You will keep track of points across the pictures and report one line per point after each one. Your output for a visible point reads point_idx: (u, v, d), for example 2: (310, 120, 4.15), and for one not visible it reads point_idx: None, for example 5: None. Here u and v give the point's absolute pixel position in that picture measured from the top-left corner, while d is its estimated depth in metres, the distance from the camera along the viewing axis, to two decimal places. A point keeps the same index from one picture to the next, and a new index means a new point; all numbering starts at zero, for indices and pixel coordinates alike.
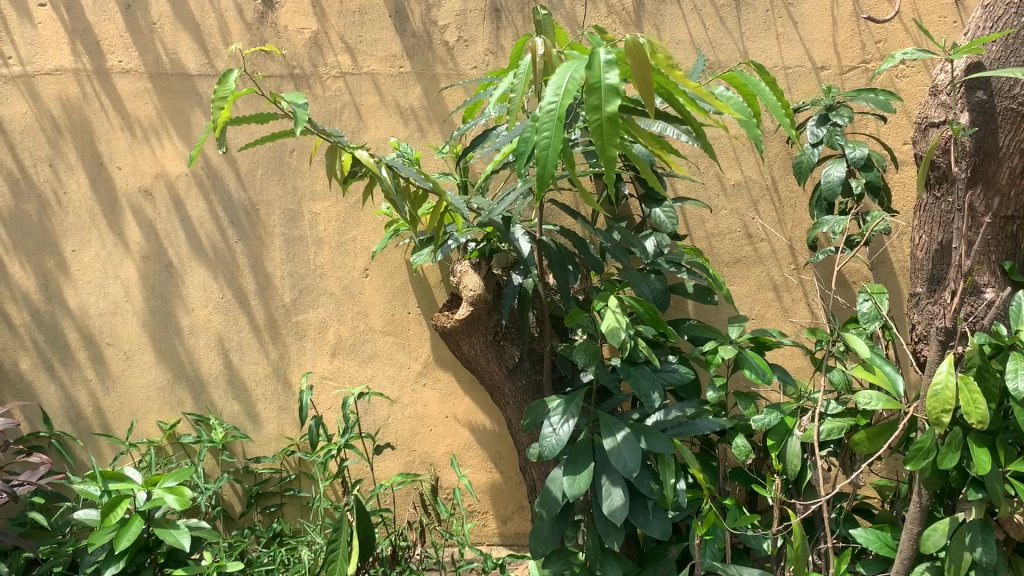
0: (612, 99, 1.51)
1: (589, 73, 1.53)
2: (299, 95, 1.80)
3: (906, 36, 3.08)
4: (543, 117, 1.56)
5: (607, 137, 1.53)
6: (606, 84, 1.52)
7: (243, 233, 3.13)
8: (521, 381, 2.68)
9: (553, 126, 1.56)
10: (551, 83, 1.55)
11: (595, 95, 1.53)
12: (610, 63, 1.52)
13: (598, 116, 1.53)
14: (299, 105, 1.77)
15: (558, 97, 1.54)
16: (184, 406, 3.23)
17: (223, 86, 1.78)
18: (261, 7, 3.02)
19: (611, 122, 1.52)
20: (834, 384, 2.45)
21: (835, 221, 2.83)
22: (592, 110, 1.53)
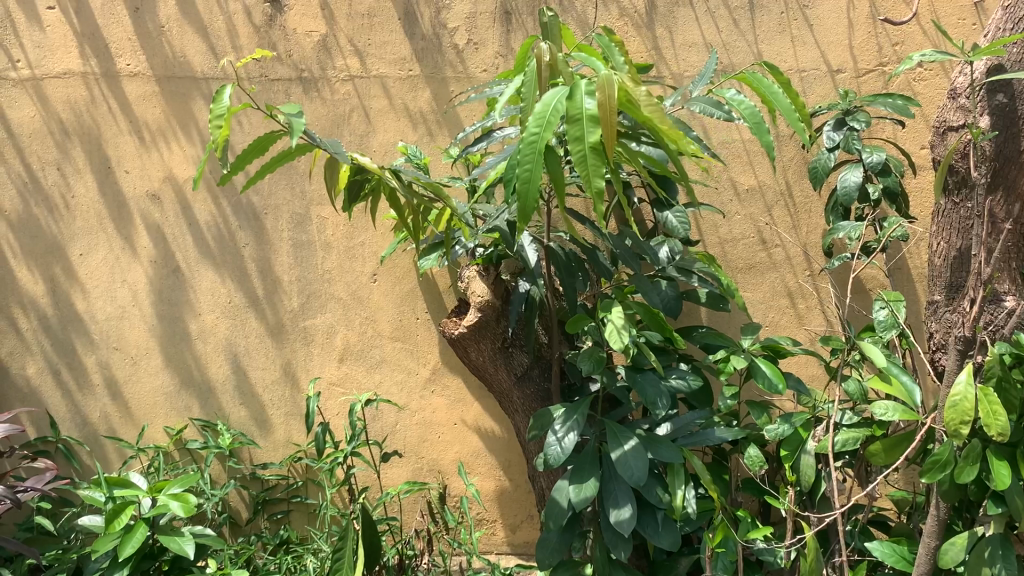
0: (591, 130, 1.53)
1: (569, 103, 1.56)
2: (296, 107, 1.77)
3: (924, 39, 3.02)
4: (523, 146, 1.59)
5: (590, 168, 1.52)
6: (587, 115, 1.54)
7: (251, 238, 3.10)
8: (530, 389, 2.65)
9: (535, 157, 1.59)
10: (533, 115, 1.59)
11: (576, 126, 1.54)
12: (590, 95, 1.55)
13: (579, 148, 1.53)
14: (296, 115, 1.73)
15: (541, 128, 1.58)
16: (191, 411, 3.20)
17: (219, 103, 1.78)
18: (269, 10, 3.00)
19: (592, 154, 1.52)
20: (849, 394, 2.38)
21: (851, 227, 2.77)
22: (573, 141, 1.53)
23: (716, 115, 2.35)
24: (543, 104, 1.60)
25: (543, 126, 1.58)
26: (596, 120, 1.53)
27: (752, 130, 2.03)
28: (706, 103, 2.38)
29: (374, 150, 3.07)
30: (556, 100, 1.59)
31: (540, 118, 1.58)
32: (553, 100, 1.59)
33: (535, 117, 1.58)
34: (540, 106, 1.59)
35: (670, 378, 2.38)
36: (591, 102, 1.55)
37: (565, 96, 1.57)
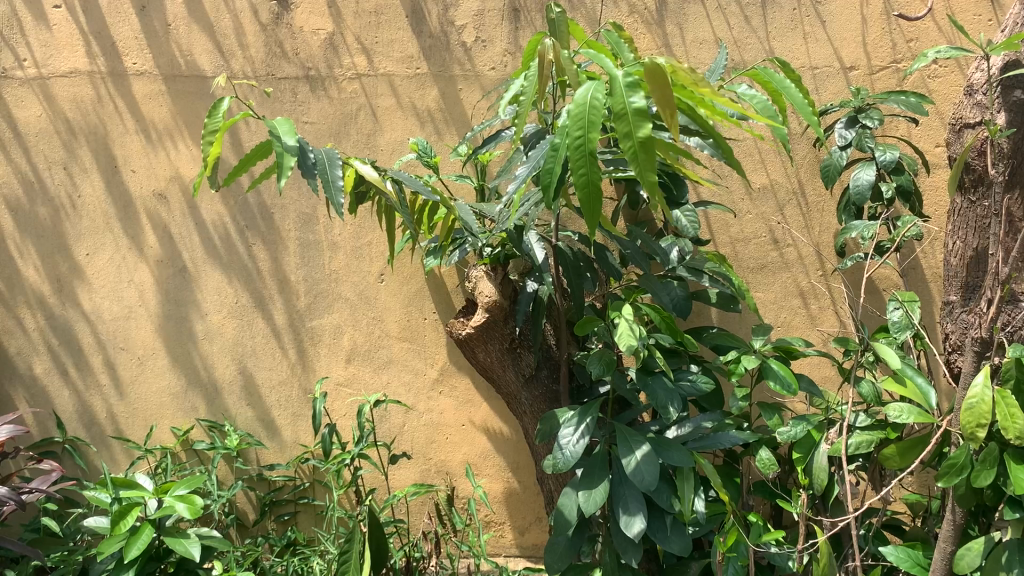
0: (641, 125, 1.50)
1: (612, 100, 1.53)
2: (286, 133, 1.78)
3: (939, 35, 2.98)
4: (569, 151, 1.56)
5: (643, 164, 1.51)
6: (633, 109, 1.52)
7: (257, 238, 3.08)
8: (538, 390, 2.62)
9: (586, 161, 1.56)
10: (572, 118, 1.55)
11: (623, 123, 1.52)
12: (632, 89, 1.53)
13: (631, 143, 1.52)
14: (282, 145, 1.75)
15: (583, 130, 1.55)
16: (197, 412, 3.19)
17: (214, 118, 1.86)
18: (276, 8, 2.98)
19: (647, 151, 1.51)
20: (863, 396, 2.34)
21: (863, 226, 2.72)
22: (624, 139, 1.52)
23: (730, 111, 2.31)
24: (577, 103, 1.56)
25: (584, 128, 1.55)
26: (643, 113, 1.51)
27: (766, 123, 2.00)
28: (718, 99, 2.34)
29: (381, 149, 3.05)
30: (593, 97, 1.55)
31: (580, 121, 1.55)
32: (589, 99, 1.55)
33: (574, 119, 1.55)
34: (577, 107, 1.56)
35: (680, 380, 2.35)
36: (635, 96, 1.52)
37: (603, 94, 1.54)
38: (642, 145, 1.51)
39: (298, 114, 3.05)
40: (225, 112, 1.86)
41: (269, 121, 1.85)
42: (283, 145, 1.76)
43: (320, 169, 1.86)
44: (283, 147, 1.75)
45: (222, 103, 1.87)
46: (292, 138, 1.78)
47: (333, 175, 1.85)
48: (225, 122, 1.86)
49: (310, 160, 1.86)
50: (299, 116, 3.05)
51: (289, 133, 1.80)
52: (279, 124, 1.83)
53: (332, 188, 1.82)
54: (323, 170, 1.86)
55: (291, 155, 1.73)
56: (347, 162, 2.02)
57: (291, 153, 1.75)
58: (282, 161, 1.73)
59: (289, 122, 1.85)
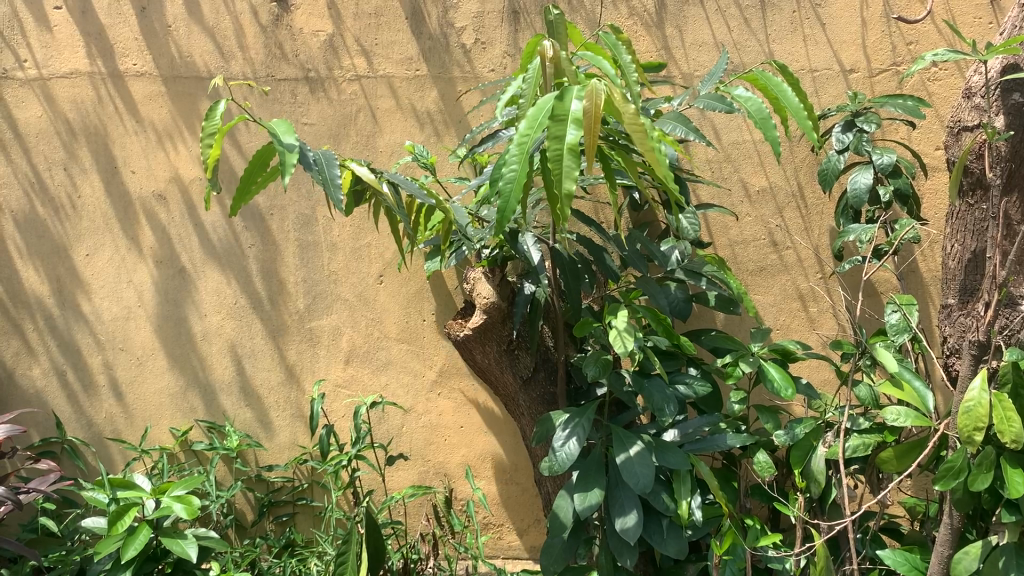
0: (573, 132, 1.50)
1: (557, 106, 1.54)
2: (287, 132, 1.76)
3: (938, 37, 2.99)
4: (511, 144, 1.58)
5: (565, 169, 1.51)
6: (571, 118, 1.53)
7: (257, 239, 3.09)
8: (536, 392, 2.61)
9: (521, 157, 1.58)
10: (526, 114, 1.57)
11: (558, 126, 1.52)
12: (578, 98, 1.53)
13: (558, 148, 1.52)
14: (285, 144, 1.73)
15: (530, 127, 1.57)
16: (196, 413, 3.19)
17: (212, 121, 1.84)
18: (276, 10, 2.99)
19: (570, 157, 1.51)
20: (860, 399, 2.34)
21: (861, 229, 2.72)
22: (553, 141, 1.52)
23: (719, 110, 2.29)
24: (536, 106, 1.58)
25: (532, 125, 1.56)
26: (580, 122, 1.51)
27: (760, 126, 2.03)
28: (710, 98, 2.31)
29: (380, 150, 3.05)
30: (548, 102, 1.58)
31: (531, 118, 1.56)
32: (546, 103, 1.57)
33: (527, 117, 1.57)
34: (534, 108, 1.58)
35: (677, 384, 2.35)
36: (578, 106, 1.53)
37: (554, 99, 1.55)
38: (566, 157, 1.51)
39: (298, 115, 3.05)
40: (223, 114, 1.84)
41: (268, 122, 1.83)
42: (283, 144, 1.74)
43: (319, 169, 1.84)
44: (284, 144, 1.73)
45: (218, 105, 1.84)
46: (293, 138, 1.76)
47: (332, 174, 1.84)
48: (224, 124, 1.84)
49: (309, 160, 1.84)
50: (299, 117, 3.05)
51: (288, 133, 1.78)
52: (278, 124, 1.81)
53: (332, 186, 1.80)
54: (321, 169, 1.85)
55: (295, 152, 1.71)
56: (343, 164, 2.02)
57: (293, 151, 1.73)
58: (285, 158, 1.71)
59: (287, 122, 1.83)
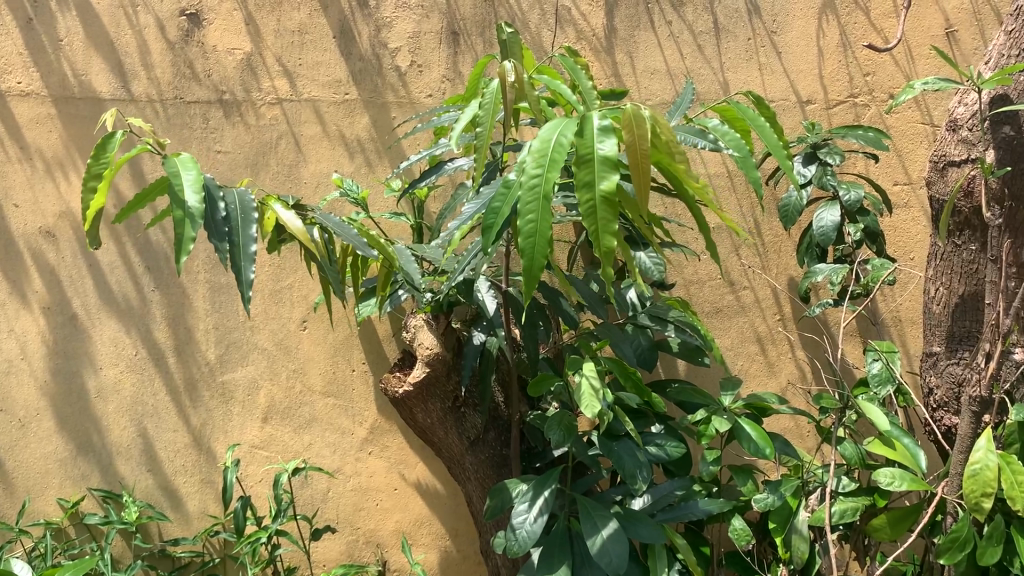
0: (607, 177, 1.21)
1: (580, 141, 1.24)
2: (193, 190, 1.42)
3: (895, 70, 2.92)
4: (521, 191, 1.26)
5: (599, 222, 1.23)
6: (601, 157, 1.23)
7: (161, 282, 2.73)
8: (484, 455, 2.30)
9: (539, 205, 1.25)
10: (533, 153, 1.25)
11: (586, 170, 1.22)
12: (605, 133, 1.23)
13: (590, 195, 1.23)
14: (184, 210, 1.40)
15: (543, 169, 1.25)
16: (89, 481, 2.76)
17: (102, 160, 1.45)
18: (186, 24, 2.66)
19: (605, 207, 1.22)
20: (846, 458, 2.10)
21: (830, 270, 2.52)
22: (583, 189, 1.23)
23: (696, 144, 1.99)
24: (540, 138, 1.27)
25: (544, 167, 1.25)
26: (613, 162, 1.21)
27: (736, 161, 1.79)
28: (686, 132, 2.01)
29: (304, 182, 2.74)
30: (557, 134, 1.26)
31: (540, 157, 1.25)
32: (553, 135, 1.26)
33: (534, 154, 1.25)
34: (539, 141, 1.26)
35: (648, 446, 2.07)
36: (607, 142, 1.23)
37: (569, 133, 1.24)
38: (603, 206, 1.22)
39: (210, 142, 2.70)
40: (116, 154, 1.45)
41: (173, 160, 1.47)
42: (185, 207, 1.41)
43: (231, 228, 1.50)
44: (185, 211, 1.40)
45: (111, 138, 1.45)
46: (198, 198, 1.42)
47: (247, 237, 1.50)
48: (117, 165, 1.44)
49: (220, 215, 1.50)
50: (211, 143, 2.70)
51: (194, 187, 1.43)
52: (183, 166, 1.46)
53: (243, 256, 1.48)
54: (235, 226, 1.50)
55: (196, 225, 1.40)
56: (268, 204, 1.64)
57: (194, 223, 1.40)
58: (183, 232, 1.40)
59: (196, 165, 1.47)
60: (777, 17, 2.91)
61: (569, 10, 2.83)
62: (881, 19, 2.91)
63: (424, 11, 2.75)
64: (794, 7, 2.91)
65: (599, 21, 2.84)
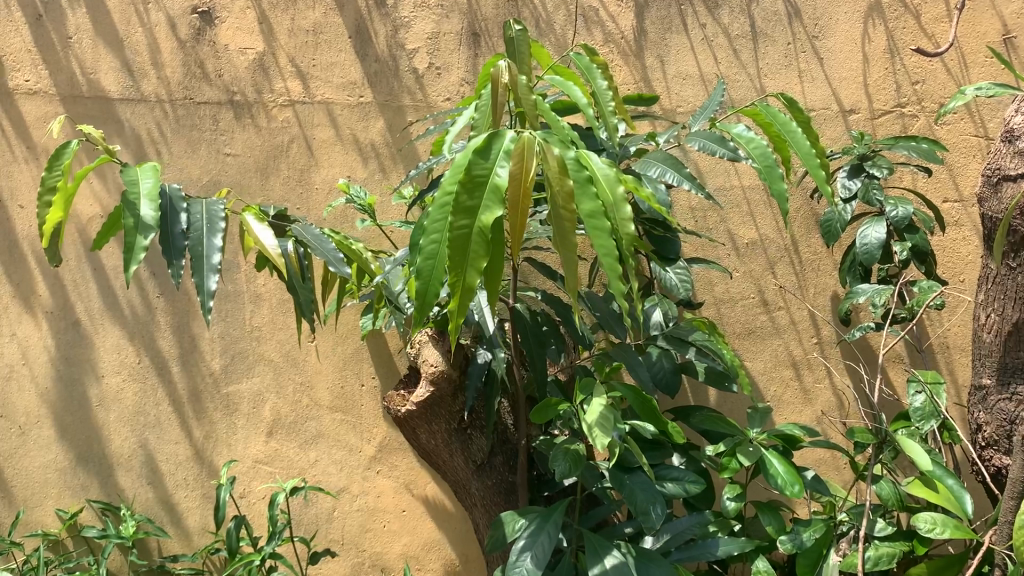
0: (490, 208, 1.11)
1: (477, 162, 1.13)
2: (146, 199, 1.37)
3: (946, 78, 2.73)
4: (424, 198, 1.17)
5: (469, 255, 1.13)
6: (491, 183, 1.12)
7: (167, 288, 2.64)
8: (491, 481, 2.16)
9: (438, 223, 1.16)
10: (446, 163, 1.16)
11: (471, 193, 1.11)
12: (505, 157, 1.12)
13: (465, 223, 1.12)
14: (134, 220, 1.35)
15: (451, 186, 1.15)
16: (88, 492, 2.67)
17: (54, 172, 1.48)
18: (197, 23, 2.58)
19: (478, 240, 1.12)
20: (883, 499, 1.92)
21: (874, 291, 2.33)
22: (459, 214, 1.12)
23: (718, 153, 1.84)
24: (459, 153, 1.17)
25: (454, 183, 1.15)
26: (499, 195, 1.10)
27: (761, 173, 1.68)
28: (708, 138, 1.87)
29: (316, 187, 2.63)
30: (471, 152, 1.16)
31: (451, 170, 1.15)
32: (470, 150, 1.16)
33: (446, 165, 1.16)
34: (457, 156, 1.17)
35: (664, 480, 1.90)
36: (504, 169, 1.12)
37: (474, 150, 1.13)
38: (474, 237, 1.12)
39: (219, 144, 2.61)
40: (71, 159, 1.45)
41: (132, 168, 1.43)
42: (137, 216, 1.36)
43: (192, 239, 1.44)
44: (135, 220, 1.35)
45: (70, 145, 1.46)
46: (150, 207, 1.37)
47: (208, 247, 1.44)
48: (73, 173, 1.45)
49: (181, 225, 1.44)
50: (220, 146, 2.61)
51: (149, 194, 1.38)
52: (143, 175, 1.41)
53: (201, 266, 1.42)
54: (197, 237, 1.45)
55: (146, 234, 1.35)
56: (241, 215, 1.57)
57: (145, 231, 1.35)
58: (132, 244, 1.36)
59: (155, 173, 1.42)
60: (819, 20, 2.73)
61: (597, 11, 2.69)
62: (932, 24, 2.72)
63: (444, 11, 2.64)
64: (838, 10, 2.73)
65: (628, 23, 2.70)
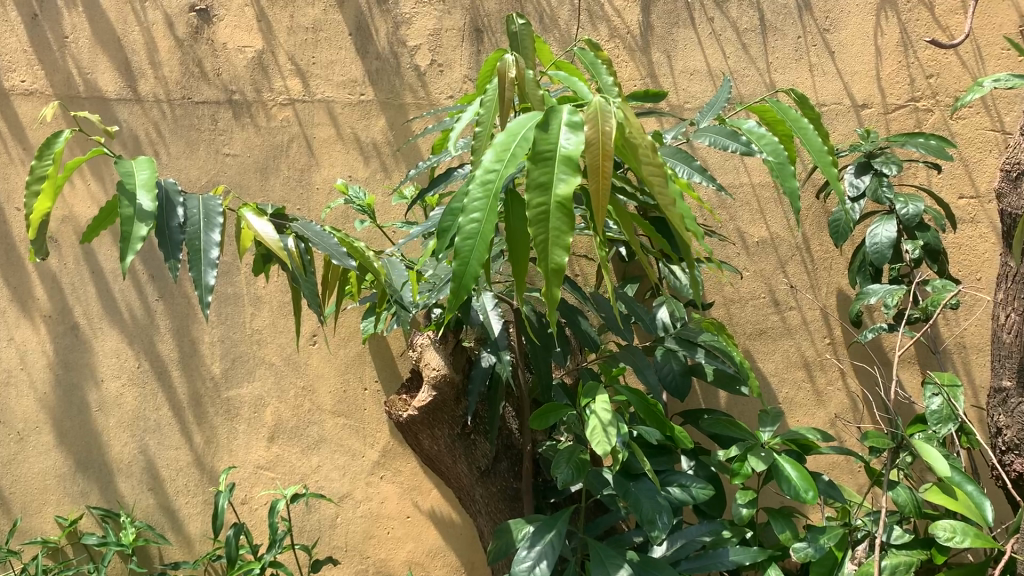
0: (567, 178, 1.05)
1: (540, 137, 1.09)
2: (147, 189, 1.31)
3: (961, 71, 2.66)
4: (472, 184, 1.12)
5: (551, 232, 1.07)
6: (562, 155, 1.07)
7: (167, 291, 2.61)
8: (495, 487, 2.10)
9: (488, 204, 1.11)
10: (494, 146, 1.11)
11: (542, 168, 1.07)
12: (572, 127, 1.08)
13: (541, 200, 1.07)
14: (134, 210, 1.28)
15: (503, 164, 1.10)
16: (88, 499, 2.62)
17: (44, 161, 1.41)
18: (195, 21, 2.54)
19: (559, 215, 1.06)
20: (899, 506, 1.86)
21: (885, 291, 2.26)
22: (533, 190, 1.07)
23: (730, 147, 1.77)
24: (508, 133, 1.13)
25: (505, 162, 1.10)
26: (574, 164, 1.06)
27: (774, 170, 1.61)
28: (719, 133, 1.82)
29: (317, 188, 2.58)
30: (525, 128, 1.12)
31: (502, 151, 1.10)
32: (521, 128, 1.12)
33: (495, 147, 1.11)
34: (504, 135, 1.12)
35: (670, 487, 1.84)
36: (571, 139, 1.08)
37: (534, 125, 1.10)
38: (556, 213, 1.06)
39: (219, 144, 2.56)
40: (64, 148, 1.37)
41: (125, 160, 1.37)
42: (135, 205, 1.29)
43: (189, 233, 1.39)
44: (133, 210, 1.28)
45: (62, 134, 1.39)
46: (149, 197, 1.30)
47: (207, 242, 1.38)
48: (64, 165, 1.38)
49: (178, 217, 1.39)
50: (219, 146, 2.56)
51: (147, 185, 1.32)
52: (139, 167, 1.35)
53: (200, 261, 1.36)
54: (194, 232, 1.39)
55: (146, 223, 1.28)
56: (239, 213, 1.52)
57: (143, 221, 1.28)
58: (129, 235, 1.28)
59: (152, 165, 1.36)
60: (830, 13, 2.67)
61: (602, 5, 2.63)
62: (946, 16, 2.65)
63: (446, 7, 2.59)
64: (849, 3, 2.67)
65: (634, 17, 2.64)
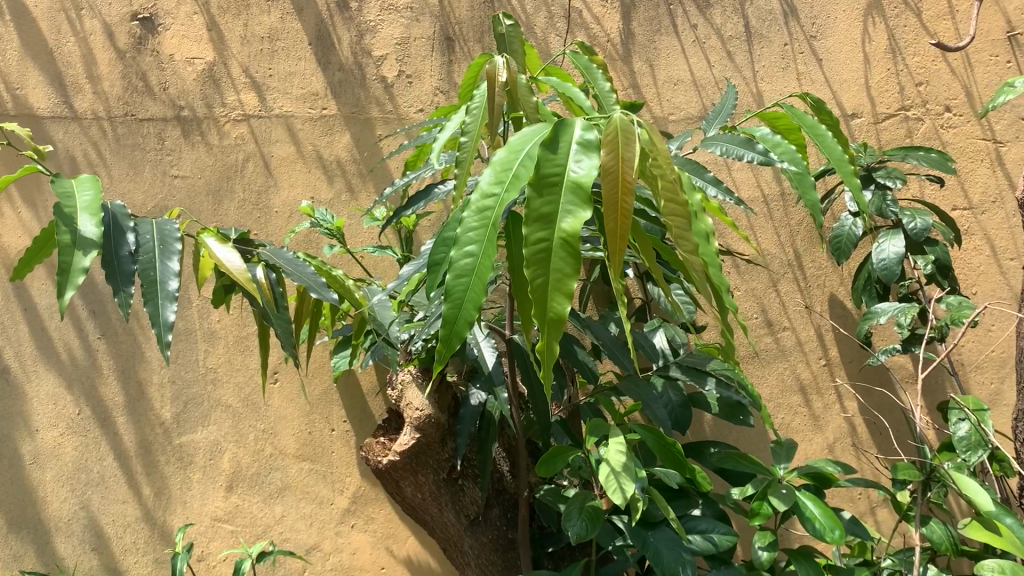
0: (574, 212, 0.84)
1: (545, 157, 0.87)
2: (92, 211, 1.09)
3: (950, 78, 2.56)
4: (466, 211, 0.89)
5: (551, 275, 0.85)
6: (569, 183, 0.85)
7: (109, 329, 2.36)
8: (487, 537, 1.88)
9: (486, 236, 0.88)
10: (492, 165, 0.89)
11: (543, 195, 0.85)
12: (586, 148, 0.86)
13: (543, 235, 0.85)
14: (74, 236, 1.06)
15: (504, 187, 0.88)
16: (21, 563, 2.33)
17: None
18: (138, 31, 2.31)
19: (562, 254, 0.85)
20: (934, 542, 1.71)
21: (896, 311, 2.12)
22: (532, 223, 0.85)
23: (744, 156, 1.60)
24: (507, 148, 0.91)
25: (505, 185, 0.88)
26: (584, 193, 0.84)
27: (794, 180, 1.44)
28: (728, 141, 1.63)
29: (275, 211, 2.36)
30: (531, 144, 0.90)
31: (502, 171, 0.88)
32: (525, 143, 0.90)
33: (494, 166, 0.89)
34: (503, 151, 0.90)
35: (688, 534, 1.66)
36: (583, 164, 0.86)
37: (539, 142, 0.88)
38: (558, 250, 0.84)
39: (166, 165, 2.33)
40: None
41: (67, 180, 1.15)
42: (77, 230, 1.07)
43: (142, 262, 1.16)
44: (74, 237, 1.06)
45: None
46: (94, 222, 1.09)
47: (164, 272, 1.15)
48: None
49: (128, 246, 1.17)
50: (167, 167, 2.33)
51: (92, 208, 1.10)
52: (80, 186, 1.14)
53: (156, 294, 1.13)
54: (148, 262, 1.16)
55: (90, 252, 1.06)
56: (198, 237, 1.30)
57: (86, 249, 1.06)
58: (70, 269, 1.06)
59: (97, 185, 1.14)
60: (816, 19, 2.56)
61: (580, 12, 2.48)
62: (934, 21, 2.56)
63: (414, 14, 2.41)
64: (835, 8, 2.56)
65: (613, 24, 2.49)
